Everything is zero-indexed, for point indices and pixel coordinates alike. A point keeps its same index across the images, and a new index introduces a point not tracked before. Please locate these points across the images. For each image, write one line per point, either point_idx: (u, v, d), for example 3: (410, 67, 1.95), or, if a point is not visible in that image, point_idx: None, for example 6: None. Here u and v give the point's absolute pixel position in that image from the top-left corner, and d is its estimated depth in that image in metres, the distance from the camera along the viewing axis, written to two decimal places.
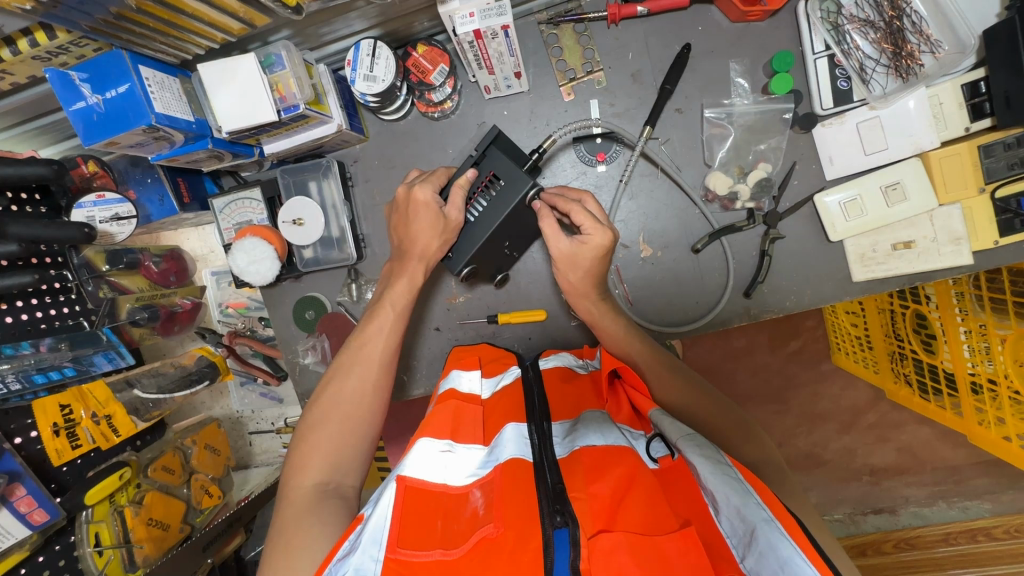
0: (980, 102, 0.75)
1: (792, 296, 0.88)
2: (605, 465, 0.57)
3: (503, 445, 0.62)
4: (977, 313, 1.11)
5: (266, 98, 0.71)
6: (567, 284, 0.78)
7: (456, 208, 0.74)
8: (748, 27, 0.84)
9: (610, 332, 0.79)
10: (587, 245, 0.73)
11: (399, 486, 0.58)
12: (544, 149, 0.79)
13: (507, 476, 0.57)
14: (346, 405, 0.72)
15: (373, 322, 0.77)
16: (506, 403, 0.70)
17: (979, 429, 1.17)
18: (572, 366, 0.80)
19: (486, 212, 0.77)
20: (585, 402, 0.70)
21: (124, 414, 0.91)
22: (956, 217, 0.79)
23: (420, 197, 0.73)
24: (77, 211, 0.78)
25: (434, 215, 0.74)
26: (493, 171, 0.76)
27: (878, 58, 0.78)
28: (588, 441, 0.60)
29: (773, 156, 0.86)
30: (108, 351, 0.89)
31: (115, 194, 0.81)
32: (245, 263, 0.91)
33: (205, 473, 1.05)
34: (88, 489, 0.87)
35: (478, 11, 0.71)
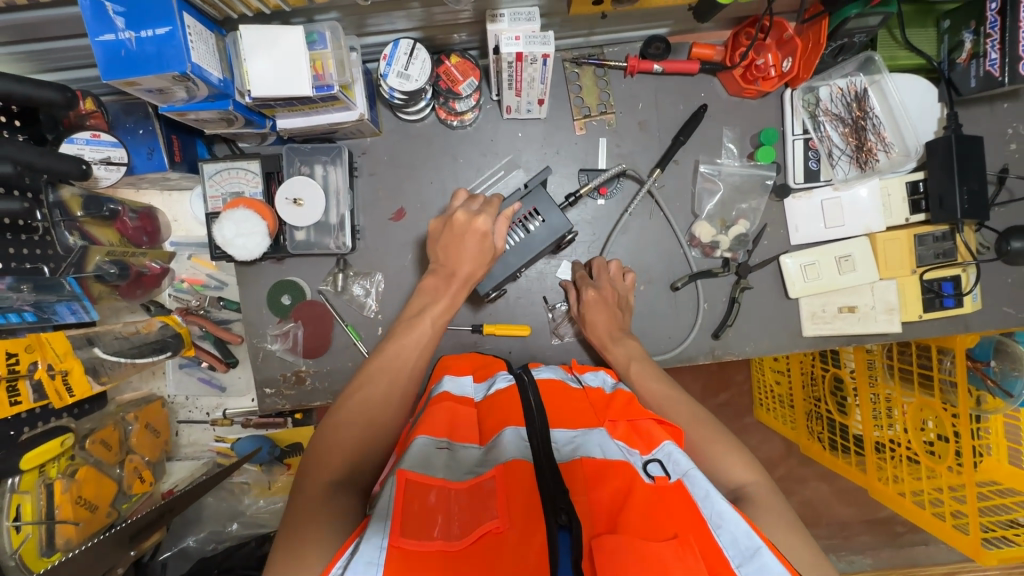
0: (918, 199, 0.91)
1: (751, 341, 0.99)
2: (604, 474, 0.60)
3: (503, 446, 0.63)
4: (887, 382, 1.29)
5: (304, 73, 0.71)
6: (597, 332, 0.89)
7: (502, 238, 0.82)
8: (742, 102, 0.96)
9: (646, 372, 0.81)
10: (606, 291, 0.90)
11: (401, 479, 0.57)
12: (579, 195, 0.91)
13: (509, 473, 0.58)
14: (373, 406, 0.69)
15: (411, 331, 0.77)
16: (503, 406, 0.71)
17: (879, 484, 1.30)
18: (566, 379, 0.82)
19: (522, 243, 0.88)
20: (583, 413, 0.72)
21: (82, 372, 0.70)
22: (892, 290, 0.92)
23: (479, 227, 0.79)
24: (66, 146, 0.75)
25: (486, 243, 0.80)
26: (534, 207, 0.87)
27: (844, 149, 0.92)
28: (588, 454, 0.63)
29: (752, 215, 0.96)
30: (71, 301, 0.72)
31: (110, 138, 0.78)
32: (232, 234, 0.86)
33: (141, 455, 0.86)
34: (24, 454, 0.66)
35: (524, 36, 0.76)
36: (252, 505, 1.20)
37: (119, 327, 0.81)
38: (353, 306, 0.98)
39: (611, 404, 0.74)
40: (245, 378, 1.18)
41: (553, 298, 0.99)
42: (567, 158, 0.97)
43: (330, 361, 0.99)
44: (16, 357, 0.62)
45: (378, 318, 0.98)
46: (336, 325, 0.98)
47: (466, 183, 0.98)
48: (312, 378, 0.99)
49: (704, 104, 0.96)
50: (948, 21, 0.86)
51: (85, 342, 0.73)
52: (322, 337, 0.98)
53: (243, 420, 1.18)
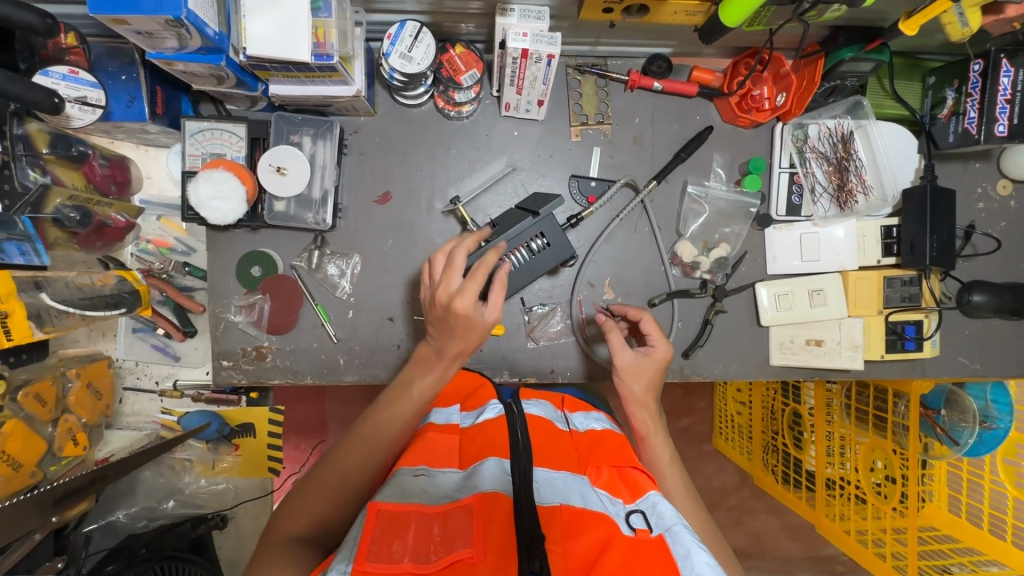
0: (890, 243, 0.93)
1: (720, 365, 1.00)
2: (580, 525, 0.62)
3: (483, 476, 0.68)
4: (844, 421, 1.31)
5: (305, 38, 0.69)
6: (624, 395, 0.85)
7: (492, 313, 0.74)
8: (735, 130, 0.98)
9: (656, 448, 0.83)
10: (650, 357, 0.85)
11: (373, 507, 0.61)
12: (581, 216, 0.93)
13: (483, 505, 0.62)
14: (350, 468, 0.73)
15: (399, 399, 0.78)
16: (486, 437, 0.75)
17: (826, 521, 1.32)
18: (553, 419, 0.85)
19: (527, 266, 0.85)
20: (566, 459, 0.75)
21: (24, 317, 0.65)
22: (858, 328, 0.95)
23: (461, 306, 0.71)
24: (40, 77, 0.70)
25: (469, 320, 0.72)
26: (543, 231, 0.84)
27: (826, 187, 0.95)
28: (564, 502, 0.65)
29: (733, 240, 0.98)
30: (21, 244, 0.68)
31: (89, 77, 0.74)
32: (208, 196, 0.84)
33: (77, 416, 0.79)
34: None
35: (532, 33, 0.76)
36: (192, 483, 1.14)
37: (71, 273, 0.74)
38: (326, 286, 0.95)
39: (595, 454, 0.77)
40: (202, 350, 1.13)
41: (531, 300, 0.98)
42: (560, 164, 0.97)
43: (294, 339, 0.96)
44: None
45: (350, 301, 0.96)
46: (306, 303, 0.95)
47: (456, 176, 0.97)
48: (274, 355, 0.96)
49: (700, 127, 0.97)
50: (934, 78, 0.90)
51: (32, 286, 0.68)
52: (289, 313, 0.95)
53: (193, 393, 1.13)
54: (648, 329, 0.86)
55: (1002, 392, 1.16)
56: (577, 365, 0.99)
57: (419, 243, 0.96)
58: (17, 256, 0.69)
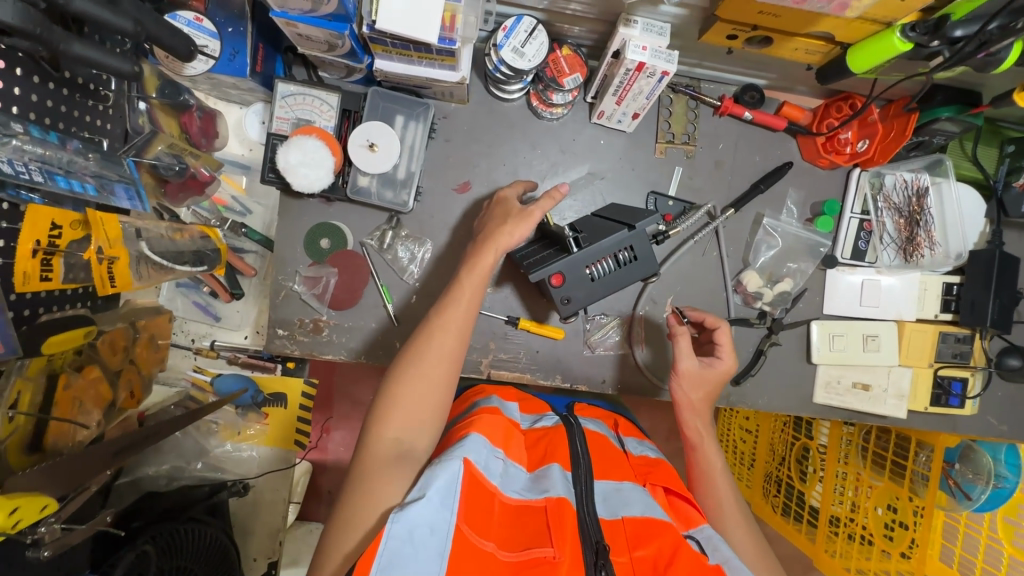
0: (949, 300, 0.96)
1: (765, 396, 1.02)
2: (647, 534, 0.63)
3: (552, 480, 0.68)
4: (859, 463, 1.35)
5: (436, 19, 0.68)
6: (680, 396, 0.88)
7: (541, 209, 0.80)
8: (813, 169, 1.00)
9: (707, 457, 0.86)
10: (713, 370, 0.87)
11: (465, 467, 0.63)
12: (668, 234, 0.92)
13: (560, 506, 0.63)
14: (424, 375, 0.75)
15: (453, 303, 0.80)
16: (549, 442, 0.77)
17: (825, 556, 1.36)
18: (608, 436, 0.85)
19: (611, 275, 0.81)
20: (625, 470, 0.76)
21: (127, 264, 0.63)
22: (906, 378, 0.97)
23: (505, 197, 0.87)
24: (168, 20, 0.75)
25: (508, 210, 0.84)
26: (632, 246, 0.81)
27: (894, 238, 0.97)
28: (628, 513, 0.66)
29: (797, 276, 0.99)
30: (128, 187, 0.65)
31: (210, 26, 0.77)
32: (297, 161, 0.82)
33: (139, 368, 0.77)
34: (50, 335, 0.58)
35: (651, 48, 0.77)
36: (218, 446, 1.12)
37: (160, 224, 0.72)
38: (393, 267, 0.94)
39: (651, 472, 0.77)
40: (244, 314, 1.12)
41: (593, 309, 0.99)
42: (640, 178, 0.98)
43: (353, 317, 0.94)
44: (60, 230, 0.56)
45: (415, 286, 0.95)
46: (370, 282, 0.94)
47: (537, 175, 0.96)
48: (330, 329, 0.94)
49: (780, 161, 0.99)
50: (1013, 147, 0.93)
51: (133, 235, 0.65)
52: (353, 290, 0.94)
53: (228, 356, 1.12)
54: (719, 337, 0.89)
55: (1014, 454, 1.19)
56: (627, 379, 0.99)
57: None
58: (124, 201, 0.65)
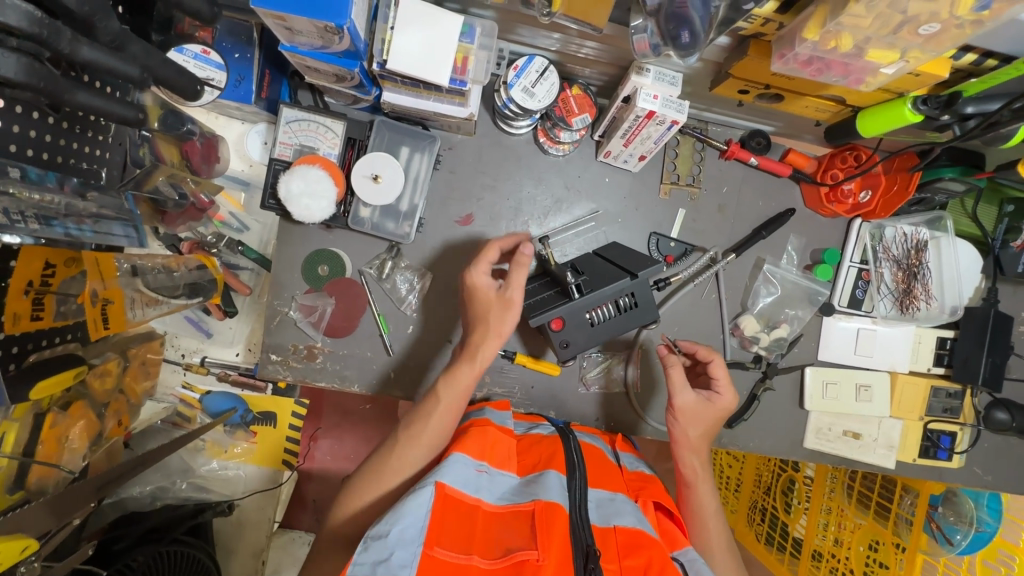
0: (942, 354, 0.97)
1: (757, 439, 1.02)
2: (637, 544, 0.65)
3: (544, 486, 0.68)
4: (843, 499, 1.36)
5: (450, 63, 0.68)
6: (677, 432, 0.88)
7: (513, 288, 0.77)
8: (814, 216, 1.00)
9: (701, 496, 0.87)
10: (712, 404, 0.87)
11: (438, 491, 0.63)
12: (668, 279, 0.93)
13: (547, 512, 0.63)
14: (409, 447, 0.74)
15: (450, 383, 0.77)
16: (541, 449, 0.77)
17: None
18: (603, 449, 0.85)
19: (609, 321, 0.81)
20: (617, 481, 0.76)
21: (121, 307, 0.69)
22: (896, 429, 0.98)
23: (481, 279, 0.79)
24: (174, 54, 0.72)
25: (492, 293, 0.78)
26: (634, 292, 0.81)
27: (891, 289, 0.98)
28: (619, 522, 0.67)
29: (794, 322, 1.00)
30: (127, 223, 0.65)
31: (217, 59, 0.75)
32: (298, 191, 0.81)
33: (128, 396, 0.76)
34: (37, 381, 0.59)
35: (662, 97, 0.76)
36: (204, 464, 1.11)
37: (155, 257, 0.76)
38: (391, 297, 0.93)
39: (642, 484, 0.78)
40: (236, 330, 1.09)
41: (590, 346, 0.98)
42: (644, 218, 0.97)
43: (348, 345, 0.93)
44: (54, 270, 0.60)
45: (412, 317, 0.94)
46: (367, 310, 0.93)
47: (540, 210, 0.96)
48: (324, 357, 0.93)
49: (783, 208, 0.99)
50: (1012, 207, 0.94)
51: (128, 272, 0.71)
52: (350, 318, 0.93)
53: (219, 372, 1.09)
54: (714, 372, 0.89)
55: (996, 500, 1.20)
56: (621, 418, 0.99)
57: None
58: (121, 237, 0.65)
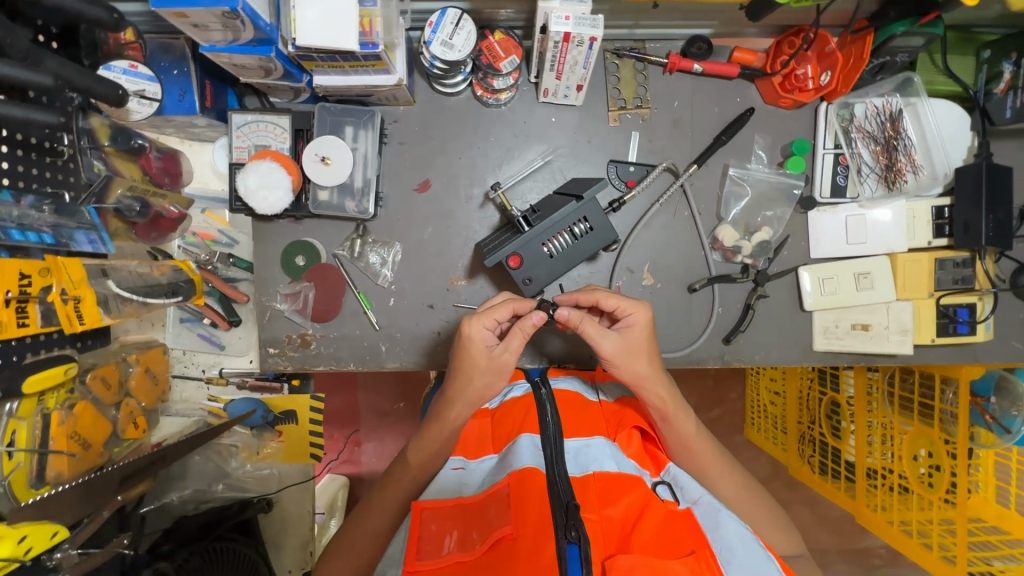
0: (942, 224, 0.90)
1: (761, 350, 0.99)
2: (618, 490, 0.64)
3: (517, 453, 0.67)
4: (886, 408, 1.28)
5: (353, 27, 0.70)
6: (628, 378, 0.75)
7: (511, 351, 0.75)
8: (777, 111, 0.97)
9: (683, 428, 0.75)
10: (633, 329, 0.75)
11: (414, 510, 0.64)
12: (623, 200, 0.92)
13: (521, 481, 0.63)
14: (395, 489, 0.77)
15: (426, 436, 0.77)
16: (516, 413, 0.77)
17: (867, 511, 1.30)
18: (584, 391, 0.85)
19: (569, 249, 0.81)
20: (596, 424, 0.75)
21: (95, 302, 0.68)
22: (907, 312, 0.92)
23: (473, 335, 0.74)
24: (104, 72, 0.74)
25: (485, 353, 0.75)
26: (585, 216, 0.81)
27: (873, 167, 0.93)
28: (598, 468, 0.66)
29: (775, 223, 0.96)
30: (89, 232, 0.70)
31: (147, 71, 0.77)
32: (255, 185, 0.86)
33: (137, 400, 0.82)
34: (29, 376, 0.63)
35: (574, 16, 0.76)
36: (239, 467, 1.19)
37: (132, 263, 0.77)
38: (367, 274, 0.97)
39: (625, 418, 0.77)
40: (246, 339, 1.17)
41: (570, 287, 0.98)
42: (598, 149, 0.97)
43: (337, 327, 0.98)
44: (29, 279, 0.61)
45: (391, 288, 0.98)
46: (348, 291, 0.97)
47: (494, 163, 0.97)
48: (318, 342, 0.98)
49: (741, 109, 0.96)
50: (989, 52, 0.86)
51: (99, 274, 0.71)
52: (333, 301, 0.97)
53: (238, 381, 1.17)
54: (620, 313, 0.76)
55: None
56: None
57: (458, 231, 0.98)
58: (87, 245, 0.71)
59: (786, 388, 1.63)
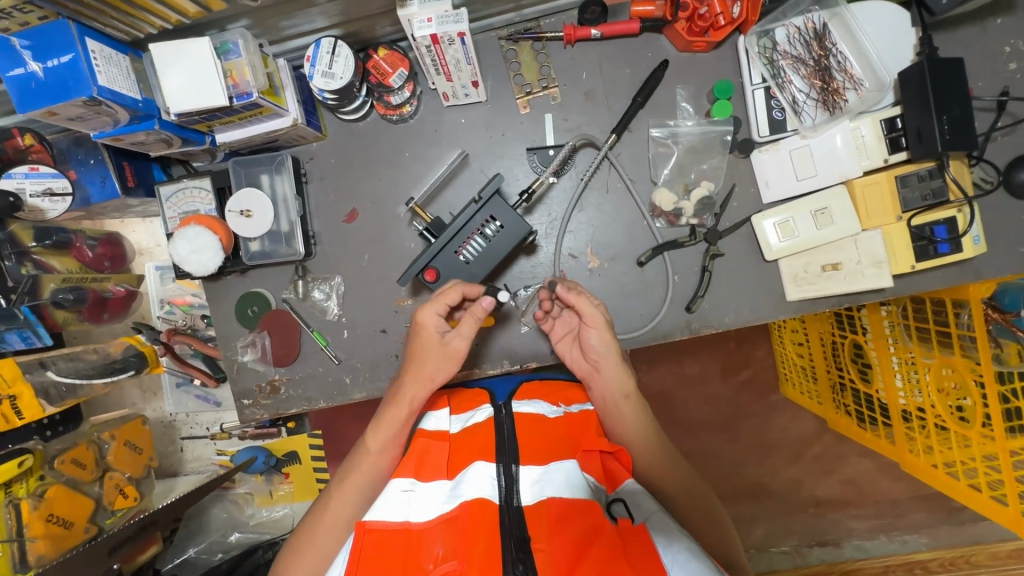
0: (896, 136, 0.82)
1: (731, 312, 0.92)
2: (570, 517, 0.60)
3: (467, 481, 0.66)
4: (907, 343, 1.15)
5: (217, 82, 0.71)
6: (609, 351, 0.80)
7: (460, 338, 0.79)
8: (694, 57, 0.90)
9: (639, 406, 0.81)
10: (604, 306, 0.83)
11: (358, 530, 0.63)
12: (533, 189, 0.87)
13: (471, 514, 0.61)
14: (360, 474, 0.77)
15: (388, 414, 0.79)
16: (474, 441, 0.73)
17: (910, 456, 1.19)
18: (544, 411, 0.78)
19: (487, 250, 0.83)
20: (555, 444, 0.71)
21: (31, 396, 0.90)
22: (877, 242, 0.84)
23: (427, 321, 0.79)
24: (6, 180, 0.81)
25: (437, 342, 0.79)
26: (492, 215, 0.83)
27: (808, 93, 0.85)
28: (555, 492, 0.63)
29: (714, 175, 0.90)
30: (22, 330, 0.88)
31: (50, 169, 0.84)
32: (187, 252, 0.88)
33: (121, 472, 1.05)
34: None
35: (436, 17, 0.73)
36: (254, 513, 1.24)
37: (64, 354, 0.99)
38: (317, 311, 0.99)
39: (586, 436, 0.74)
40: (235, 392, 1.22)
41: (515, 285, 0.95)
42: (514, 140, 0.94)
43: (301, 368, 1.00)
44: None
45: (342, 321, 0.99)
46: (303, 332, 0.99)
47: (416, 177, 0.96)
48: (286, 386, 1.00)
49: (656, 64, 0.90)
50: None
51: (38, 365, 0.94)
52: (289, 345, 0.98)
53: (239, 432, 1.22)
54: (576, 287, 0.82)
55: None
56: None
57: (395, 253, 0.97)
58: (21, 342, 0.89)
59: (806, 333, 1.41)
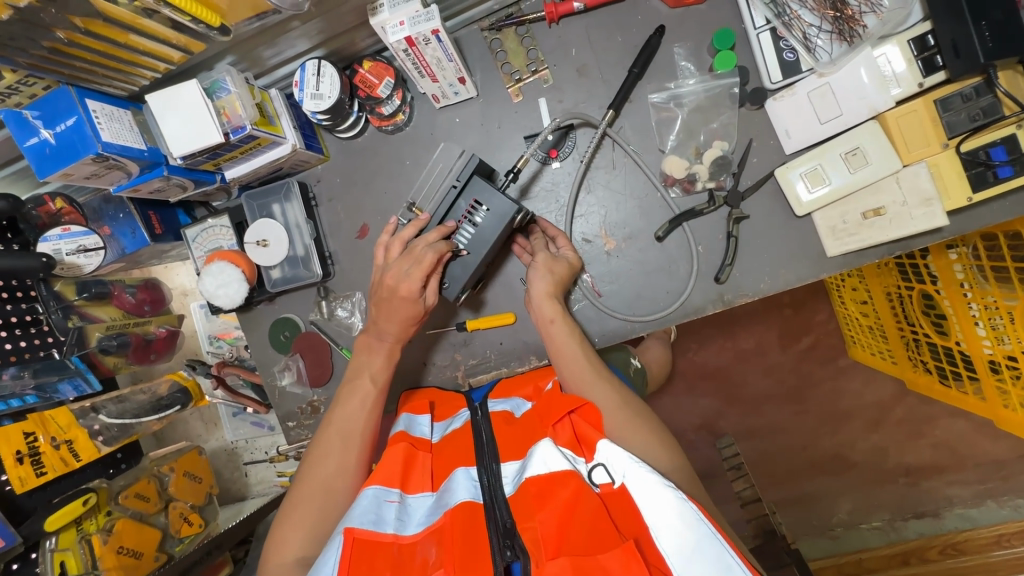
0: (930, 56, 0.73)
1: (765, 277, 0.85)
2: (547, 493, 0.59)
3: (454, 488, 0.66)
4: (983, 285, 1.01)
5: (210, 120, 0.73)
6: (535, 287, 0.81)
7: (433, 292, 0.81)
8: (688, 11, 0.84)
9: (580, 352, 0.78)
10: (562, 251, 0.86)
11: (347, 538, 0.60)
12: (518, 167, 0.85)
13: (455, 520, 0.61)
14: (349, 422, 0.78)
15: (371, 357, 0.83)
16: (454, 446, 0.74)
17: (1005, 412, 1.05)
18: (518, 407, 0.79)
19: (476, 237, 0.83)
20: (531, 435, 0.71)
21: (85, 439, 0.99)
22: (924, 176, 0.75)
23: (405, 291, 0.78)
24: (44, 244, 0.88)
25: (413, 304, 0.80)
26: (475, 199, 0.83)
27: (820, 25, 0.76)
28: (532, 471, 0.62)
29: (727, 133, 0.84)
30: (74, 377, 0.96)
31: (80, 228, 0.90)
32: (214, 287, 0.92)
33: (183, 501, 1.15)
34: (48, 517, 0.92)
35: (408, 19, 0.72)
36: None
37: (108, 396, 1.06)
38: (343, 329, 1.01)
39: (553, 407, 0.71)
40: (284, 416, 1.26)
41: None
42: (510, 130, 0.91)
43: (335, 386, 1.02)
44: (32, 433, 0.92)
45: None
46: (332, 351, 1.01)
47: (420, 185, 0.95)
48: (325, 405, 1.03)
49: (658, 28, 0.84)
50: None
51: (88, 412, 1.01)
52: (322, 366, 1.00)
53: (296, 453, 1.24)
54: (558, 235, 0.87)
55: None
56: (612, 327, 0.90)
57: None
58: (73, 389, 0.98)
59: (866, 285, 1.26)
